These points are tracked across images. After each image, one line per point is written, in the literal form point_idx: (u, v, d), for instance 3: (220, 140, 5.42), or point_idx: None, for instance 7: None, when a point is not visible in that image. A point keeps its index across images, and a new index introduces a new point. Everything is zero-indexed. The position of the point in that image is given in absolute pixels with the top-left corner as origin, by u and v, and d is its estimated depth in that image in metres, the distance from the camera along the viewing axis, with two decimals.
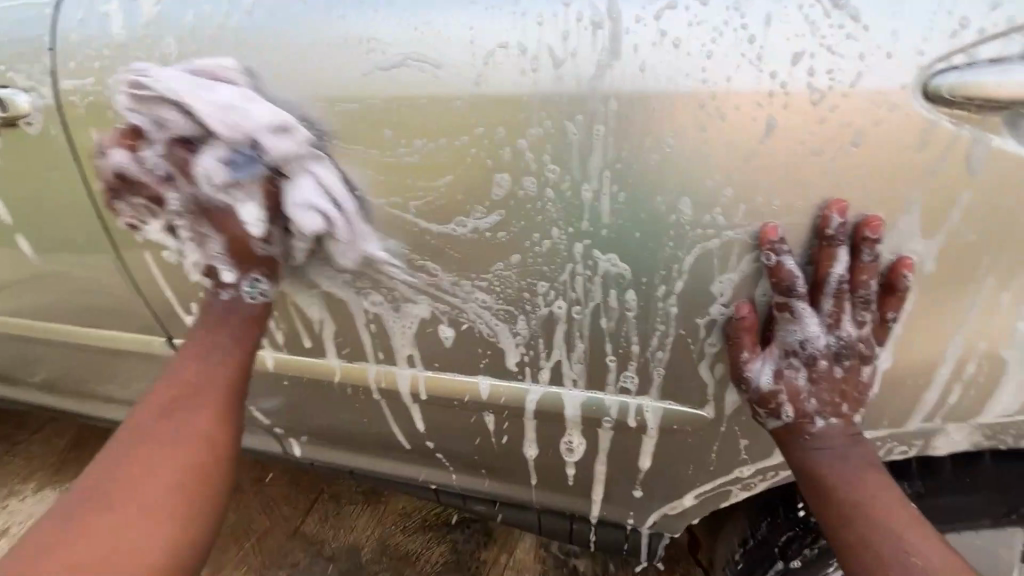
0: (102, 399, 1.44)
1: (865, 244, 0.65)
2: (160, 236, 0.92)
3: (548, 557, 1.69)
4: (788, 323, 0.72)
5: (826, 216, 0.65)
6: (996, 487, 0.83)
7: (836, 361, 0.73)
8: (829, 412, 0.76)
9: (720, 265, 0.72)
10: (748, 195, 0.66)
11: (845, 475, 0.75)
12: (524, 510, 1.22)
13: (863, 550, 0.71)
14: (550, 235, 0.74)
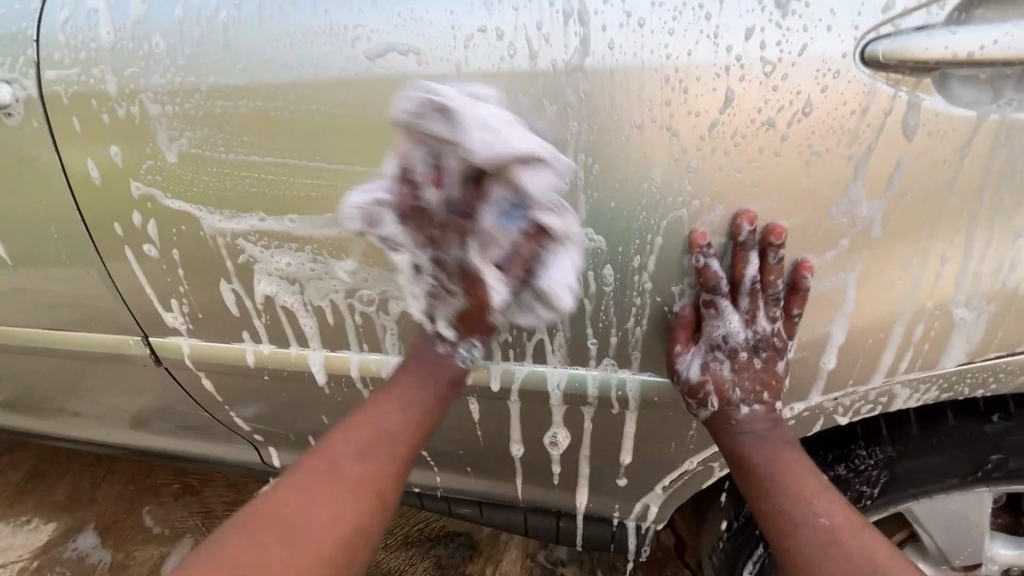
0: (61, 413, 1.38)
1: (771, 248, 0.76)
2: (143, 227, 0.92)
3: (535, 567, 1.66)
4: (711, 317, 0.85)
5: (737, 225, 0.75)
6: (956, 446, 0.90)
7: (753, 353, 0.86)
8: (751, 401, 0.87)
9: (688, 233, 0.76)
10: (714, 163, 0.72)
11: (768, 454, 0.85)
12: (507, 509, 1.21)
13: (783, 517, 0.81)
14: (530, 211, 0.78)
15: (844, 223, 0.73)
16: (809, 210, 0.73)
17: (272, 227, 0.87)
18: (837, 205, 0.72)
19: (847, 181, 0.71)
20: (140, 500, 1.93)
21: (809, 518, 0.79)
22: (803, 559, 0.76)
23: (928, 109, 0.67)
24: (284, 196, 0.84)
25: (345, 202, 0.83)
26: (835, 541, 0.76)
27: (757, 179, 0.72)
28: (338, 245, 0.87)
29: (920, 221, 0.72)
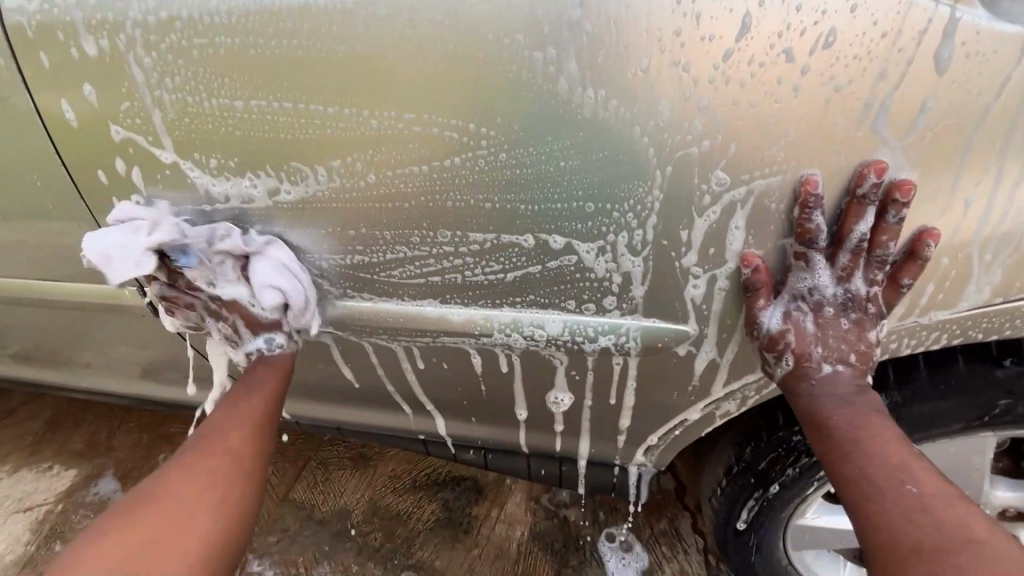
0: (69, 364, 1.39)
1: (894, 206, 0.70)
2: (127, 175, 0.88)
3: (539, 509, 1.71)
4: (801, 270, 0.78)
5: (863, 174, 0.69)
6: (966, 392, 0.88)
7: (841, 312, 0.81)
8: (840, 359, 0.83)
9: (695, 179, 0.72)
10: (726, 95, 0.67)
11: (848, 419, 0.81)
12: (510, 454, 1.22)
13: (864, 483, 0.76)
14: (528, 154, 0.74)
15: (865, 160, 0.68)
16: (829, 149, 0.68)
17: (260, 173, 0.83)
18: (859, 141, 0.67)
19: (873, 116, 0.66)
20: (156, 448, 1.99)
21: (894, 483, 0.74)
22: (886, 524, 0.71)
23: (966, 32, 0.61)
24: (268, 137, 0.80)
25: (334, 142, 0.78)
26: (920, 508, 0.70)
27: (775, 113, 0.67)
28: (329, 191, 0.83)
29: (949, 155, 0.67)
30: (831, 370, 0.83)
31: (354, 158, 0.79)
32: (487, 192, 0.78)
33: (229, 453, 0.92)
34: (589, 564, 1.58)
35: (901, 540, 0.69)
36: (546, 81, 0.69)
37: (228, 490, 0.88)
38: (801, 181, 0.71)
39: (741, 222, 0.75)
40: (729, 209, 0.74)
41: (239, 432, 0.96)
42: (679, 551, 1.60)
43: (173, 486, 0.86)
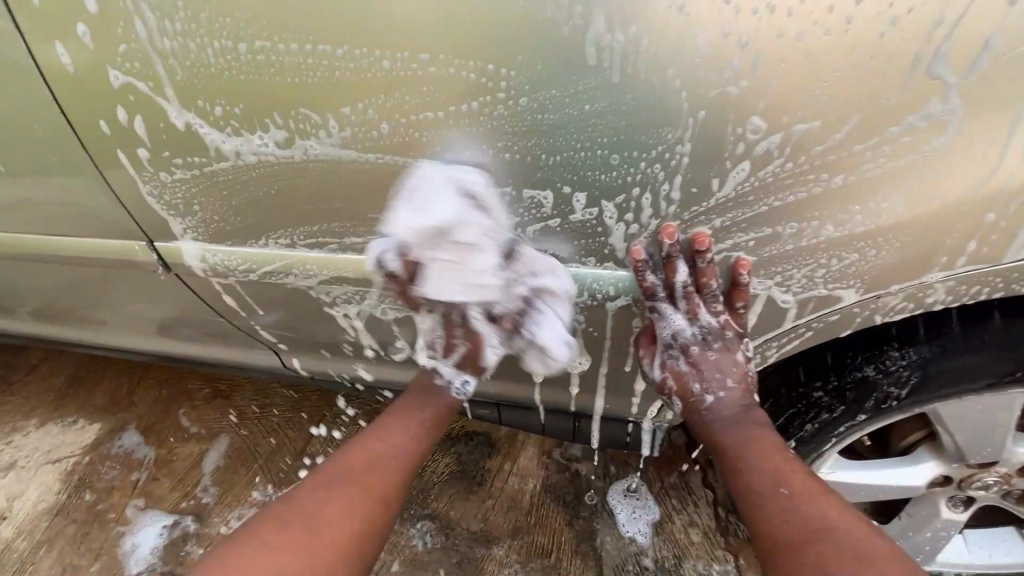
0: (86, 321, 1.40)
1: (698, 255, 0.81)
2: (130, 125, 0.85)
3: (551, 463, 1.74)
4: (661, 318, 0.94)
5: (660, 240, 0.80)
6: (996, 349, 0.85)
7: (706, 343, 0.96)
8: (716, 390, 0.98)
9: (729, 125, 0.68)
10: (769, 28, 0.61)
11: (734, 437, 0.95)
12: (524, 409, 1.23)
13: (754, 494, 0.88)
14: (551, 97, 0.69)
15: (919, 101, 0.63)
16: (879, 89, 0.63)
17: (267, 123, 0.80)
18: (916, 79, 0.62)
19: (931, 50, 0.60)
20: (175, 404, 2.03)
21: (776, 489, 0.86)
22: (771, 528, 0.82)
23: None
24: (274, 81, 0.75)
25: (344, 86, 0.74)
26: (795, 508, 0.82)
27: (824, 48, 0.61)
28: (340, 140, 0.79)
29: (1010, 95, 0.62)
30: (710, 400, 0.99)
31: (365, 104, 0.75)
32: (506, 141, 0.74)
33: (376, 473, 1.00)
34: (600, 516, 1.61)
35: (782, 539, 0.80)
36: (572, 14, 0.64)
37: (366, 509, 0.94)
38: (846, 125, 0.65)
39: (778, 164, 0.70)
40: (766, 155, 0.69)
41: (382, 453, 1.04)
42: (688, 504, 1.63)
43: (319, 493, 0.94)
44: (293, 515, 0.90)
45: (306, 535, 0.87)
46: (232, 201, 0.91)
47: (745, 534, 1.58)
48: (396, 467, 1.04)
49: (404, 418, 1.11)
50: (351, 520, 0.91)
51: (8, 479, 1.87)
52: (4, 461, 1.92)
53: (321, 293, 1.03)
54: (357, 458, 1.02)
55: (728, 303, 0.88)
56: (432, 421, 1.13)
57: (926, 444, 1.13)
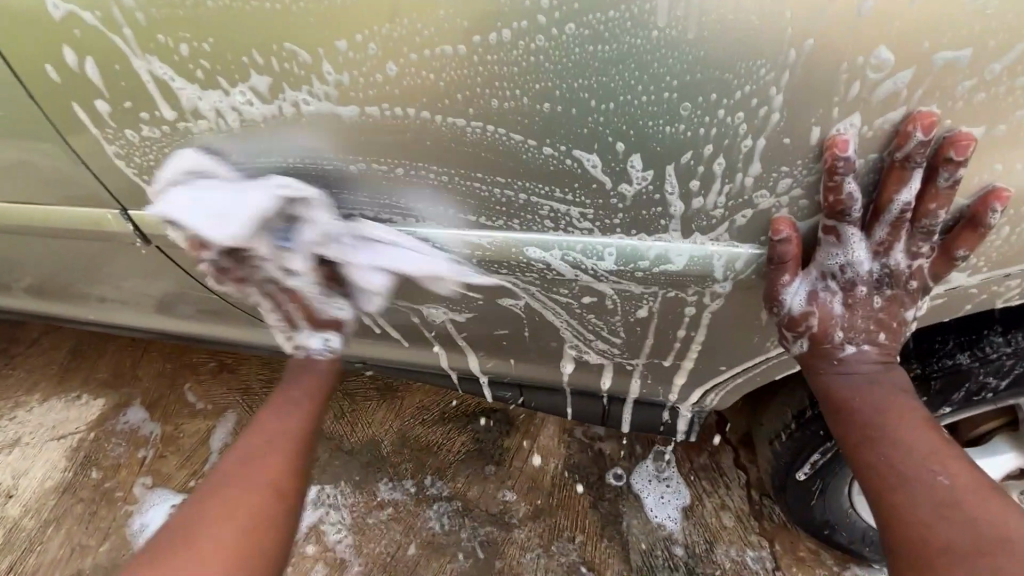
0: (70, 297, 1.28)
1: (948, 166, 0.58)
2: (81, 70, 0.70)
3: (573, 441, 1.65)
4: (832, 246, 0.67)
5: (906, 132, 0.56)
6: None
7: (874, 289, 0.71)
8: (863, 340, 0.74)
9: (848, 59, 0.53)
10: None
11: (875, 400, 0.75)
12: (550, 394, 1.11)
13: (892, 471, 0.71)
14: (608, 20, 0.54)
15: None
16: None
17: (245, 64, 0.64)
18: None
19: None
20: (180, 378, 1.95)
21: (927, 477, 0.69)
22: (912, 523, 0.68)
23: None
24: (249, 8, 0.60)
25: (339, 15, 0.58)
26: (949, 505, 0.67)
27: None
28: (334, 86, 0.64)
29: None
30: (849, 352, 0.75)
31: (364, 35, 0.59)
32: (546, 91, 0.59)
33: (262, 461, 0.86)
34: (626, 497, 1.53)
35: (928, 539, 0.66)
36: None
37: (271, 505, 0.81)
38: (1011, 51, 0.52)
39: (903, 109, 0.56)
40: (892, 98, 0.55)
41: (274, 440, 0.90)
42: (720, 486, 1.54)
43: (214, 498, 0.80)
44: (189, 526, 0.76)
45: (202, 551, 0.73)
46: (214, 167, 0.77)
47: (780, 518, 1.48)
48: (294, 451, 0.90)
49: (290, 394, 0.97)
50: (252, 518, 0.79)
51: (13, 456, 1.82)
52: (8, 437, 1.87)
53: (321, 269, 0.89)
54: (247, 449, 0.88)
55: (946, 245, 0.66)
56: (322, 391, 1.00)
57: (1003, 434, 1.00)
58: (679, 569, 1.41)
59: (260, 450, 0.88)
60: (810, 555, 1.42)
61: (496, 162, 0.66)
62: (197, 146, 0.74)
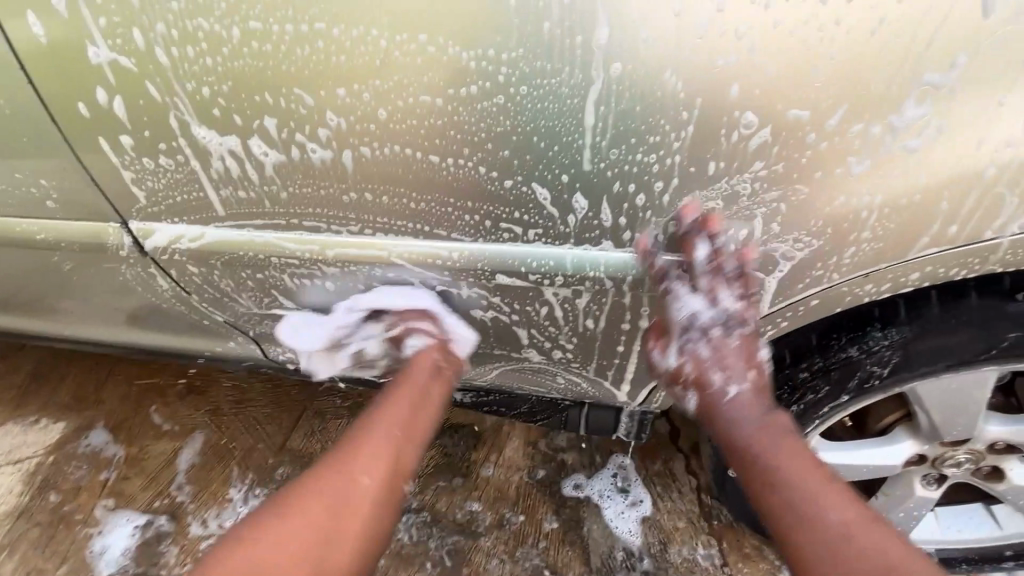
0: (41, 316, 1.28)
1: (709, 237, 0.75)
2: (109, 107, 0.79)
3: (536, 454, 1.72)
4: (676, 301, 0.89)
5: (681, 216, 0.75)
6: (967, 342, 0.88)
7: (726, 332, 0.92)
8: (739, 381, 0.92)
9: (724, 119, 0.66)
10: (781, 19, 0.59)
11: (761, 446, 0.87)
12: (511, 400, 1.19)
13: (790, 509, 0.80)
14: (550, 86, 0.67)
15: (910, 99, 0.61)
16: (885, 75, 0.60)
17: (256, 103, 0.75)
18: (914, 75, 0.60)
19: (933, 30, 0.57)
20: (147, 399, 1.91)
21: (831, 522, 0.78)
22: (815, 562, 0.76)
23: None
24: (265, 67, 0.72)
25: (342, 73, 0.70)
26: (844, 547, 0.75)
27: (817, 43, 0.59)
28: (333, 129, 0.75)
29: (1007, 79, 0.59)
30: (731, 394, 0.93)
31: (361, 86, 0.71)
32: (503, 135, 0.72)
33: (368, 456, 0.94)
34: (587, 504, 1.62)
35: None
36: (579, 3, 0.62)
37: (367, 504, 0.88)
38: (837, 111, 0.63)
39: (767, 160, 0.68)
40: (761, 149, 0.67)
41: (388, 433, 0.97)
42: (673, 491, 1.64)
43: (312, 487, 0.88)
44: (303, 494, 0.87)
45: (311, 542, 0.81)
46: (218, 196, 0.87)
47: (727, 518, 1.60)
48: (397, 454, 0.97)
49: (407, 397, 1.03)
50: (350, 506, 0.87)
51: None
52: None
53: (304, 280, 0.97)
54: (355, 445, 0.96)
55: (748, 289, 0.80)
56: (435, 394, 1.06)
57: (901, 425, 1.14)
58: (635, 569, 1.51)
59: (372, 444, 0.95)
60: (754, 551, 1.54)
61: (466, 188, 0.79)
62: (211, 171, 0.84)
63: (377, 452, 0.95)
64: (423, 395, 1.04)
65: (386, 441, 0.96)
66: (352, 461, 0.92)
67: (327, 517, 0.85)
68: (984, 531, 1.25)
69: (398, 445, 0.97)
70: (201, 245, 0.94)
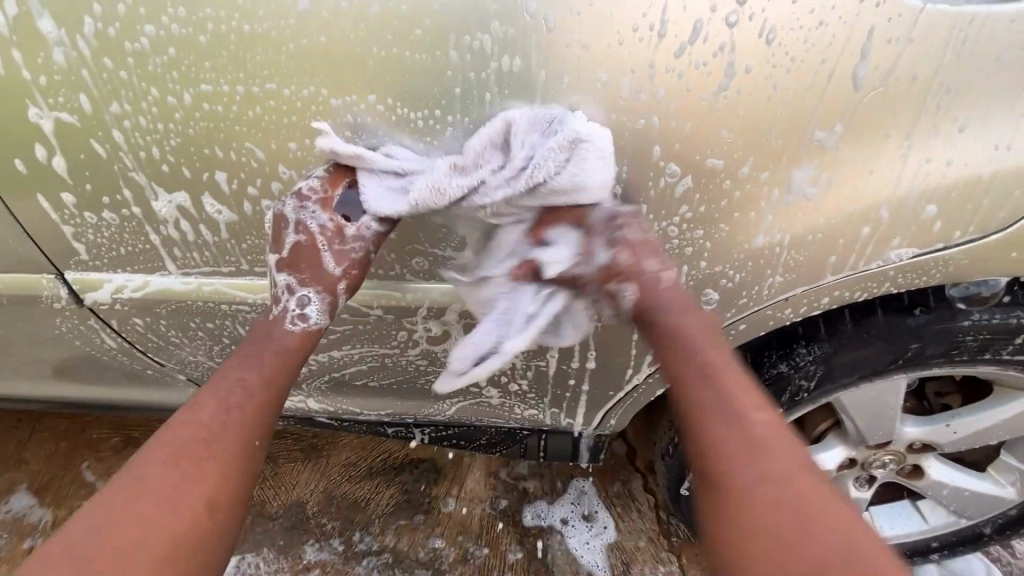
0: None
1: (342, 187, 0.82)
2: (49, 163, 0.78)
3: (498, 484, 1.71)
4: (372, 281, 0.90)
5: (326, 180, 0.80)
6: (877, 356, 0.98)
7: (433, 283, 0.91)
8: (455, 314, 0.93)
9: (651, 169, 0.72)
10: (693, 85, 0.66)
11: (688, 342, 0.76)
12: (471, 433, 1.20)
13: (743, 462, 0.65)
14: (492, 142, 0.72)
15: (805, 153, 0.70)
16: (782, 132, 0.69)
17: (206, 157, 0.76)
18: (809, 132, 0.68)
19: (819, 94, 0.66)
20: (78, 454, 1.76)
21: (781, 461, 0.65)
22: (734, 524, 0.62)
23: (927, 25, 0.62)
24: (214, 124, 0.73)
25: (292, 130, 0.73)
26: (786, 489, 0.62)
27: (726, 105, 0.67)
28: (285, 181, 0.77)
29: (886, 133, 0.68)
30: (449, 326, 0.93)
31: (311, 140, 0.73)
32: (449, 183, 0.76)
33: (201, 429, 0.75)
34: (551, 532, 1.61)
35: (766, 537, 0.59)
36: (515, 68, 0.67)
37: (206, 473, 0.72)
38: (746, 162, 0.71)
39: (693, 204, 0.75)
40: (686, 194, 0.74)
41: (242, 395, 0.80)
42: (633, 511, 1.67)
43: (138, 468, 0.71)
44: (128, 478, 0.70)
45: (151, 540, 0.66)
46: (166, 246, 0.87)
47: (685, 533, 1.64)
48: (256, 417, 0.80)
49: (262, 350, 0.84)
50: (206, 502, 0.70)
51: None
52: None
53: (255, 323, 0.96)
54: (212, 400, 0.78)
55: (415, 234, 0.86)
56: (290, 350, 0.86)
57: (832, 432, 1.24)
58: None
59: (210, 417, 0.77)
60: None
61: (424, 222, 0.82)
62: (158, 222, 0.84)
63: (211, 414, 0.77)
64: (275, 353, 0.85)
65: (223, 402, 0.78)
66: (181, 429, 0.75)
67: (155, 493, 0.69)
68: (912, 526, 1.36)
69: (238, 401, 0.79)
70: (146, 294, 0.92)
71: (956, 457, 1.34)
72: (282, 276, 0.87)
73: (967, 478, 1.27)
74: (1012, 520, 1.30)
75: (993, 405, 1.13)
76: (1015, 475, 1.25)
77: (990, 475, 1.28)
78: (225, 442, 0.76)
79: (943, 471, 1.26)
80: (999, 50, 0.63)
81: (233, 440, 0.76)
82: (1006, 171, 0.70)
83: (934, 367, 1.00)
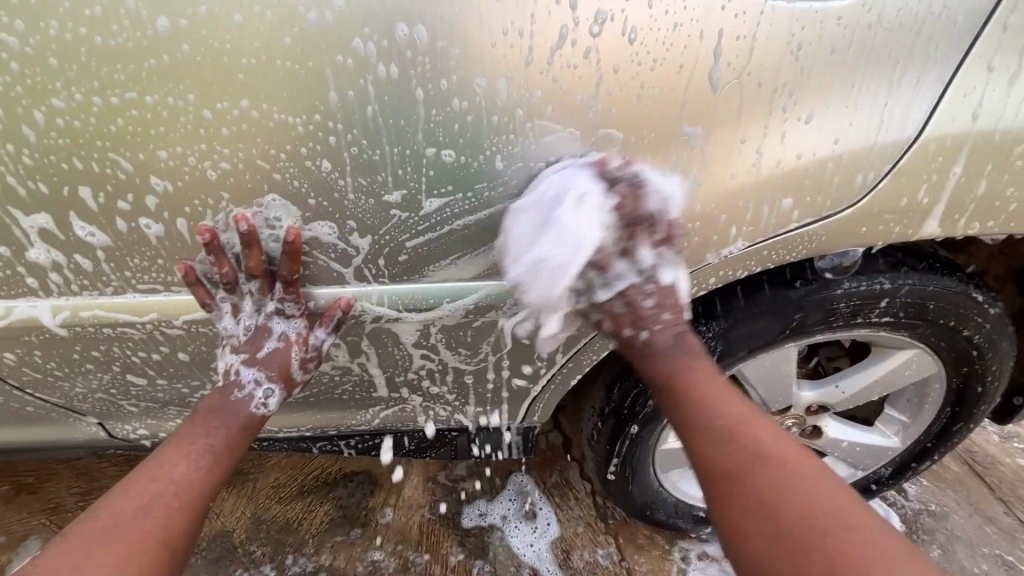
0: None
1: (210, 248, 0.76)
2: None
3: (436, 488, 1.69)
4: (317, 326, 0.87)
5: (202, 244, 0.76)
6: (767, 328, 1.06)
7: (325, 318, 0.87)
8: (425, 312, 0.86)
9: (540, 165, 0.74)
10: (569, 85, 0.69)
11: (680, 369, 0.82)
12: (396, 439, 1.17)
13: (753, 475, 0.69)
14: (378, 144, 0.71)
15: (677, 146, 0.74)
16: (656, 126, 0.73)
17: (66, 172, 0.70)
18: (680, 125, 0.73)
19: (684, 92, 0.71)
20: None
21: (811, 478, 0.67)
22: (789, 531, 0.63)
23: (769, 27, 0.69)
24: (70, 138, 0.68)
25: (161, 140, 0.68)
26: (829, 504, 0.64)
27: (600, 103, 0.70)
28: (160, 194, 0.72)
29: (748, 125, 0.74)
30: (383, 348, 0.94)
31: (184, 150, 0.69)
32: (338, 186, 0.74)
33: (166, 484, 0.75)
34: (491, 530, 1.60)
35: (804, 538, 0.61)
36: (392, 72, 0.66)
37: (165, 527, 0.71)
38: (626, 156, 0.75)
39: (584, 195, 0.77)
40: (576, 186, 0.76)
41: (205, 457, 0.81)
42: (572, 499, 1.69)
43: (98, 524, 0.69)
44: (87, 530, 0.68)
45: None
46: (31, 273, 0.79)
47: (621, 515, 1.67)
48: (215, 481, 0.80)
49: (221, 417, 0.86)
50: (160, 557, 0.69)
51: None
52: None
53: (144, 347, 0.89)
54: (175, 457, 0.79)
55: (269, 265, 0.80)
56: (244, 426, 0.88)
57: None
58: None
59: (173, 474, 0.77)
60: (647, 540, 1.60)
61: (209, 237, 0.75)
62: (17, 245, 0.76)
63: (174, 472, 0.77)
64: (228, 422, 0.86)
65: (184, 463, 0.79)
66: (144, 483, 0.75)
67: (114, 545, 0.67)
68: None
69: (199, 462, 0.80)
70: (10, 324, 0.83)
71: (850, 415, 1.48)
72: (231, 360, 0.88)
73: (858, 431, 1.40)
74: (899, 466, 1.45)
75: (872, 364, 1.26)
76: (897, 425, 1.40)
77: (878, 427, 1.42)
78: (186, 497, 0.75)
79: (838, 427, 1.38)
80: (831, 46, 0.70)
81: (196, 502, 0.76)
82: (853, 154, 0.77)
83: (817, 333, 1.10)
